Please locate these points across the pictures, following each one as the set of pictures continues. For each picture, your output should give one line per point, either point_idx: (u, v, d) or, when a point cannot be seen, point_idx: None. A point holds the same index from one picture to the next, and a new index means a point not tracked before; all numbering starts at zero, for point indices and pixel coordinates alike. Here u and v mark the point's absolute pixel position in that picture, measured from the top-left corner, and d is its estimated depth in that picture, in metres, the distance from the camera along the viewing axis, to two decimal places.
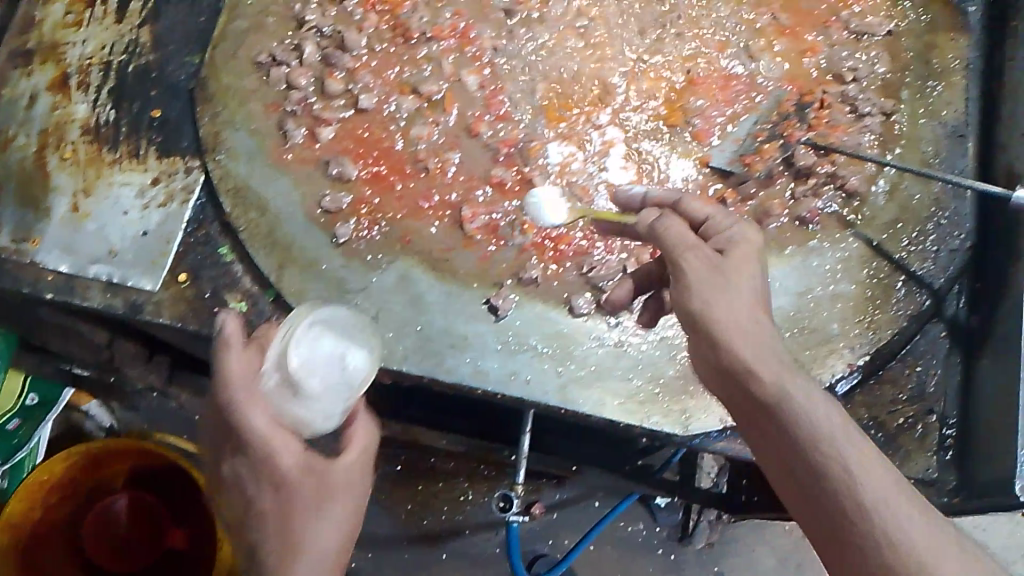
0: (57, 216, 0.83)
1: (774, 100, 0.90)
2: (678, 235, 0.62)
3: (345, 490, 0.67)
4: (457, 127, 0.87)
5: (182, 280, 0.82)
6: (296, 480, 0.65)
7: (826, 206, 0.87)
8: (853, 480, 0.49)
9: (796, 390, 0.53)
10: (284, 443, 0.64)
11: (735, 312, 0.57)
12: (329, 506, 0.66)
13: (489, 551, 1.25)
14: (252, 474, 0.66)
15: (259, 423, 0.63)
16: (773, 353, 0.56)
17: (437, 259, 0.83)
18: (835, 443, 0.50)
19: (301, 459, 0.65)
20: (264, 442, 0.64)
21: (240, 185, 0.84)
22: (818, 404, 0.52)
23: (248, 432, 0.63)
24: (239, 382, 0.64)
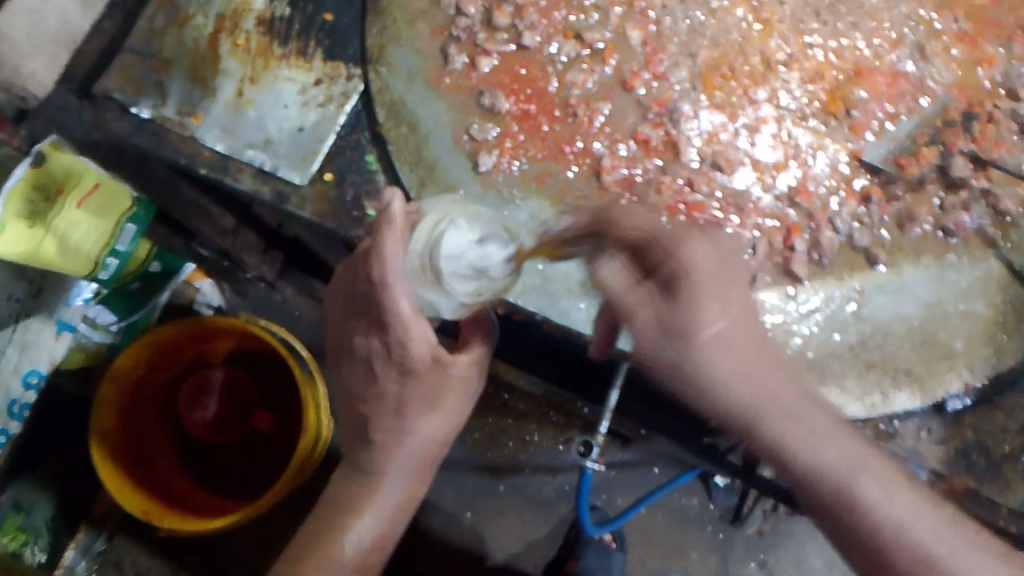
0: (222, 98, 0.87)
1: (940, 106, 0.88)
2: (624, 289, 0.63)
3: (453, 400, 0.77)
4: (612, 80, 0.88)
5: (328, 180, 0.85)
6: (419, 371, 0.72)
7: (974, 223, 0.84)
8: (881, 520, 0.59)
9: (789, 431, 0.60)
10: (420, 329, 0.68)
11: (720, 363, 0.60)
12: (438, 405, 0.77)
13: (545, 493, 1.29)
14: (384, 354, 0.73)
15: (403, 308, 0.66)
16: (769, 393, 0.60)
17: (569, 203, 0.84)
18: (854, 477, 0.60)
19: (429, 352, 0.71)
20: (401, 325, 0.68)
21: (396, 100, 0.87)
22: (807, 437, 0.60)
23: (393, 315, 0.67)
24: (396, 266, 0.64)
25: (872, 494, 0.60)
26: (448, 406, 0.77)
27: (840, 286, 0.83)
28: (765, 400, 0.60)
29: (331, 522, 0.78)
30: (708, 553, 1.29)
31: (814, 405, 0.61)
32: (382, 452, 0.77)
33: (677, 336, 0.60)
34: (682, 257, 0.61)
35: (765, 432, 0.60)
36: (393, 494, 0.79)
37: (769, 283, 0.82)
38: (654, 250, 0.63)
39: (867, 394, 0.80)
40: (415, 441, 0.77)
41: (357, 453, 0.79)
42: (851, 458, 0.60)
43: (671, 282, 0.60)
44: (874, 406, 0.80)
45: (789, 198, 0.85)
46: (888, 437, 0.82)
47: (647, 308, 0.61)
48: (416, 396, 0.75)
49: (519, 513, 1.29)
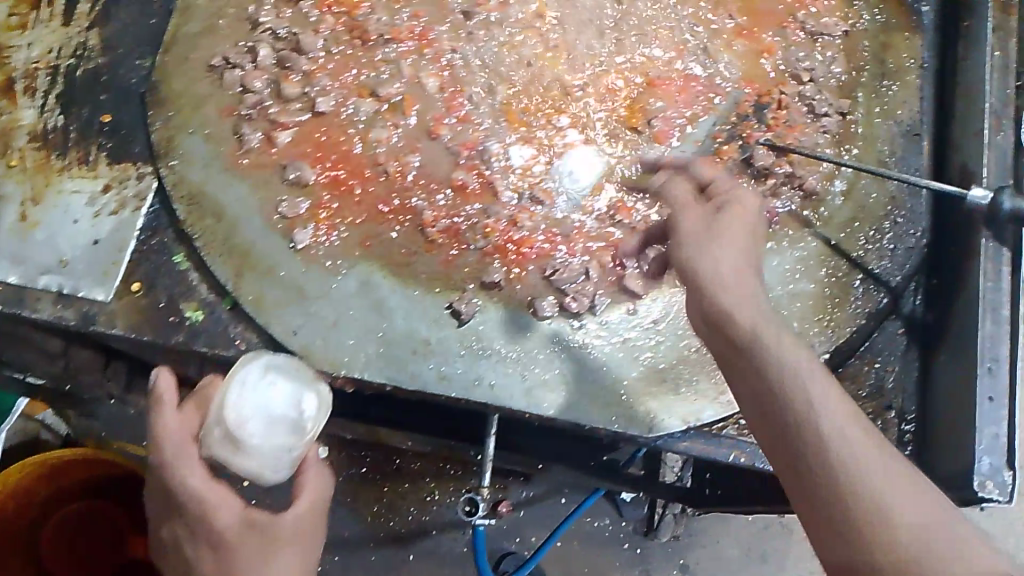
0: (4, 225, 0.81)
1: (733, 101, 0.91)
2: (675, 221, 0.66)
3: (288, 552, 0.63)
4: (417, 130, 0.86)
5: (136, 290, 0.80)
6: (235, 539, 0.62)
7: (785, 206, 0.88)
8: (874, 484, 0.49)
9: (764, 333, 0.56)
10: (218, 499, 0.63)
11: (727, 266, 0.61)
12: (271, 562, 0.62)
13: (458, 550, 1.24)
14: (192, 532, 0.64)
15: (189, 483, 0.63)
16: (753, 297, 0.60)
17: (398, 263, 0.82)
18: (817, 400, 0.53)
19: (240, 517, 0.63)
20: (197, 499, 0.63)
21: (196, 190, 0.82)
22: (786, 348, 0.56)
23: (182, 492, 0.63)
24: (169, 438, 0.65)
25: (858, 459, 0.50)
26: (286, 560, 0.63)
27: (674, 292, 0.84)
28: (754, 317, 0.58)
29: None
30: (631, 571, 1.27)
31: (795, 338, 0.57)
32: None
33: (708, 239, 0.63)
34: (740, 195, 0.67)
35: (756, 334, 0.56)
36: None
37: (607, 304, 0.83)
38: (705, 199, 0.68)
39: (719, 392, 0.80)
40: None
41: None
42: (853, 435, 0.51)
43: (727, 204, 0.66)
44: (728, 402, 0.80)
45: (610, 217, 0.85)
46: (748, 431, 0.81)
47: (694, 211, 0.66)
48: (246, 551, 0.62)
49: None
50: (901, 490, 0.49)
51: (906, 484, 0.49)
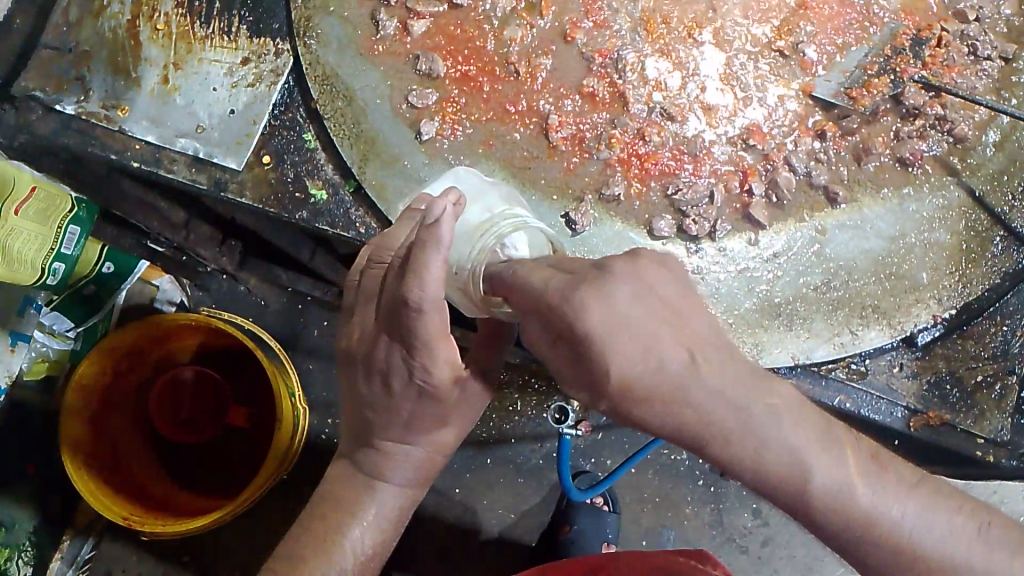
0: (147, 88, 0.83)
1: (889, 32, 0.85)
2: (543, 345, 0.48)
3: (467, 413, 0.67)
4: (552, 32, 0.84)
5: (266, 163, 0.82)
6: (445, 396, 0.63)
7: (931, 150, 0.83)
8: (891, 523, 0.45)
9: (754, 434, 0.44)
10: (446, 355, 0.60)
11: (640, 396, 0.44)
12: (448, 421, 0.67)
13: (534, 461, 1.27)
14: (404, 371, 0.62)
15: (432, 332, 0.57)
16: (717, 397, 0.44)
17: (520, 166, 0.81)
18: (812, 472, 0.45)
19: (453, 376, 0.62)
20: (427, 353, 0.59)
21: (329, 72, 0.83)
22: (788, 432, 0.45)
23: (419, 341, 0.58)
24: (435, 289, 0.54)
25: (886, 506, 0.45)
26: (462, 419, 0.67)
27: (800, 227, 0.81)
28: (689, 424, 0.45)
29: (328, 526, 0.69)
30: (702, 507, 1.28)
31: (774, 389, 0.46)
32: (389, 456, 0.68)
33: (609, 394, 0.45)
34: (583, 307, 0.44)
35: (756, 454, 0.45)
36: (393, 502, 0.70)
37: (730, 231, 0.80)
38: (558, 310, 0.45)
39: (834, 334, 0.78)
40: (418, 453, 0.68)
41: (359, 457, 0.70)
42: (864, 482, 0.45)
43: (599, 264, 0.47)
44: (843, 345, 0.78)
45: (743, 141, 0.82)
46: (858, 376, 0.80)
47: (599, 299, 0.44)
48: (431, 416, 0.65)
49: (509, 484, 1.27)
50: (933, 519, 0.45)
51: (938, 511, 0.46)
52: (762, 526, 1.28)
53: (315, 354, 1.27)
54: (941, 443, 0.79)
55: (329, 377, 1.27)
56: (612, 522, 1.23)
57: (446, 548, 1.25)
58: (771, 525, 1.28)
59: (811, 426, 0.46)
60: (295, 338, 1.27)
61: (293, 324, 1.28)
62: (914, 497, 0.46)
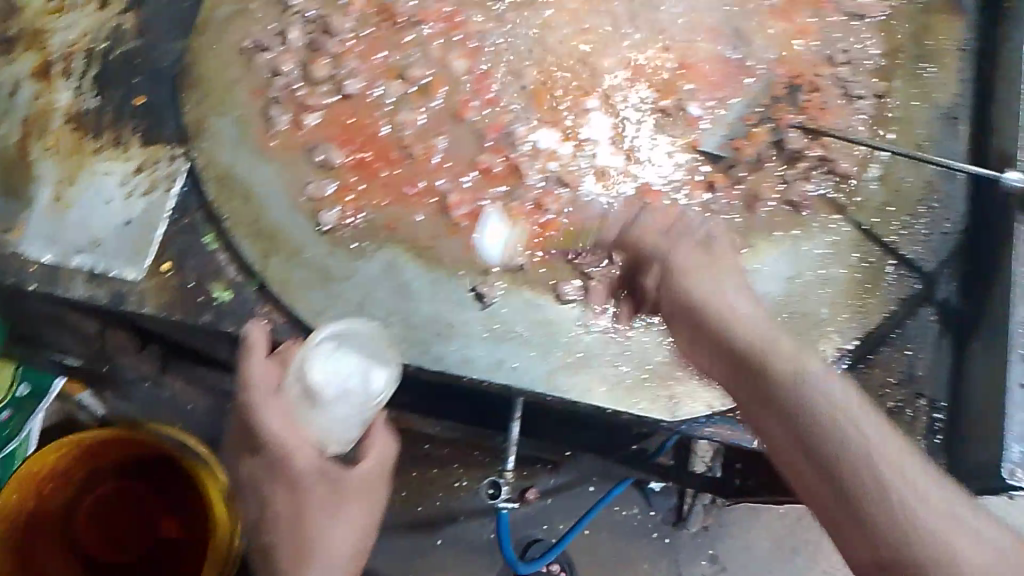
0: (40, 206, 0.82)
1: (765, 83, 0.89)
2: (684, 256, 0.66)
3: (355, 503, 0.77)
4: (444, 111, 0.86)
5: (166, 269, 0.81)
6: (309, 484, 0.75)
7: (819, 190, 0.87)
8: (843, 411, 0.48)
9: (797, 359, 0.52)
10: (298, 442, 0.73)
11: (726, 291, 0.62)
12: (342, 509, 0.76)
13: (484, 536, 1.24)
14: (272, 470, 0.77)
15: (274, 424, 0.73)
16: (773, 336, 0.56)
17: (423, 247, 0.82)
18: (829, 388, 0.49)
19: (317, 465, 0.74)
20: (280, 443, 0.73)
21: (224, 172, 0.83)
22: (818, 368, 0.51)
23: (264, 433, 0.73)
24: (256, 381, 0.73)
25: (878, 449, 0.46)
26: (351, 509, 0.77)
27: None
28: (733, 319, 0.58)
29: None
30: (658, 560, 1.27)
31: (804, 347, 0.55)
32: (298, 555, 0.76)
33: (714, 278, 0.64)
34: (720, 245, 0.69)
35: (788, 363, 0.52)
36: None
37: None
38: (693, 238, 0.71)
39: None
40: (325, 545, 0.76)
41: (269, 558, 0.79)
42: (839, 392, 0.49)
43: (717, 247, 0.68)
44: None
45: (637, 200, 0.84)
46: None
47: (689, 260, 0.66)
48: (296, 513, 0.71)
49: (462, 563, 1.24)
50: (937, 495, 0.44)
51: (941, 487, 0.45)
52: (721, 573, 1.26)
53: None
54: None
55: None
56: None
57: None
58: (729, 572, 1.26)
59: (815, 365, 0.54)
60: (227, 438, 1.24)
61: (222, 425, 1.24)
62: (905, 454, 0.46)
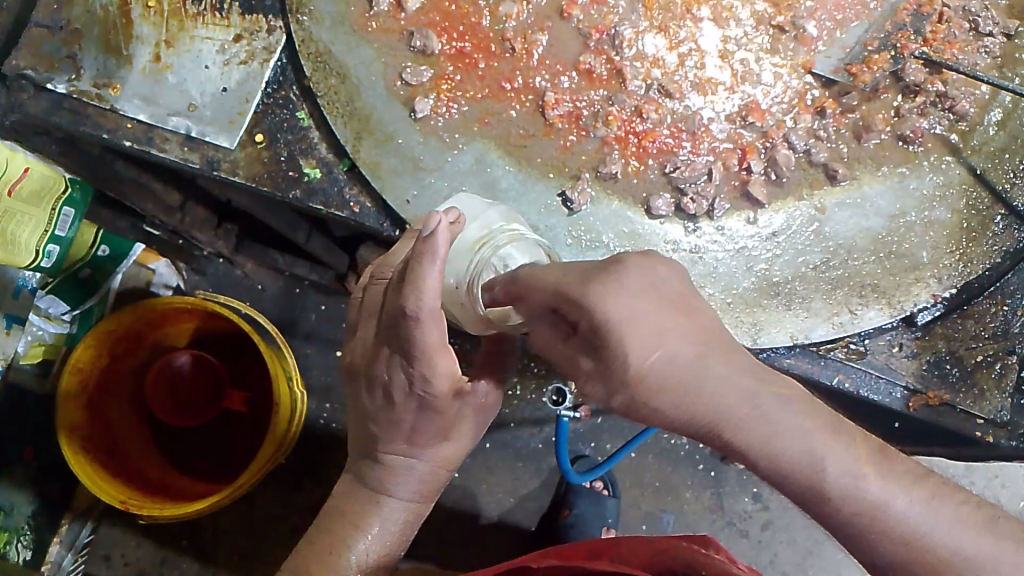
0: (139, 66, 0.82)
1: (891, 8, 0.83)
2: (556, 305, 0.52)
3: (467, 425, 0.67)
4: (548, 8, 0.83)
5: (259, 141, 0.81)
6: (445, 407, 0.62)
7: (932, 127, 0.82)
8: (855, 498, 0.49)
9: (765, 436, 0.49)
10: (450, 366, 0.59)
11: (640, 368, 0.50)
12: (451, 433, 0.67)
13: (533, 446, 1.27)
14: (404, 385, 0.62)
15: (432, 342, 0.56)
16: (746, 399, 0.50)
17: (514, 145, 0.80)
18: (823, 466, 0.49)
19: (455, 387, 0.62)
20: (429, 365, 0.58)
21: (322, 50, 0.82)
22: (804, 442, 0.49)
23: (421, 352, 0.56)
24: (431, 298, 0.52)
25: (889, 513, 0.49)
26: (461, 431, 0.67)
27: (800, 205, 0.80)
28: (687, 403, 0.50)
29: (335, 538, 0.70)
30: (702, 491, 1.27)
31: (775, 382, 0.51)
32: (392, 469, 0.68)
33: (641, 338, 0.49)
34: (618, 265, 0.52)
35: (772, 457, 0.49)
36: (398, 512, 0.71)
37: (729, 209, 0.79)
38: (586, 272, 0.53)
39: (834, 313, 0.77)
40: (420, 467, 0.69)
41: (362, 469, 0.70)
42: (867, 478, 0.49)
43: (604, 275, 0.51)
44: (842, 324, 0.77)
45: (742, 117, 0.81)
46: (858, 356, 0.78)
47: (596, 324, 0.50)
48: (429, 428, 0.65)
49: (509, 469, 1.26)
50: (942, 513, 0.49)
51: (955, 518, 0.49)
52: (762, 510, 1.27)
53: (312, 338, 1.27)
54: (942, 423, 0.78)
55: (327, 360, 1.27)
56: (612, 506, 1.23)
57: (444, 536, 1.24)
58: (771, 509, 1.27)
59: (810, 408, 0.50)
60: (293, 322, 1.27)
61: (290, 308, 1.27)
62: (901, 489, 0.49)
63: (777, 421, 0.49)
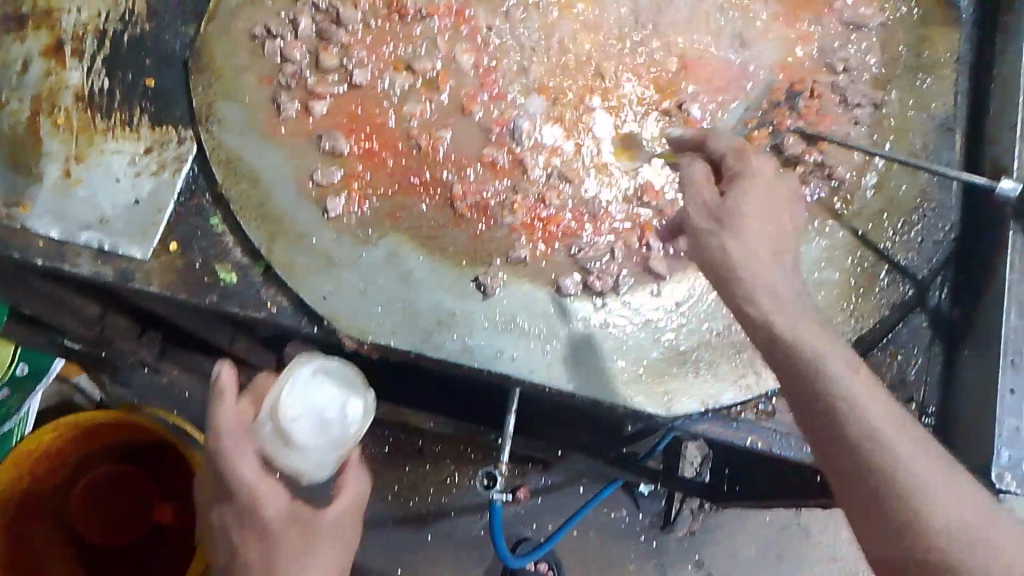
0: (48, 182, 0.83)
1: (765, 87, 0.91)
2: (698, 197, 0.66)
3: (328, 544, 0.66)
4: (450, 106, 0.87)
5: (174, 250, 0.82)
6: (280, 530, 0.64)
7: (814, 195, 0.88)
8: (885, 441, 0.53)
9: (823, 356, 0.56)
10: (270, 492, 0.64)
11: (758, 245, 0.62)
12: (312, 552, 0.65)
13: (473, 533, 1.25)
14: (236, 521, 0.66)
15: (246, 474, 0.64)
16: (810, 320, 0.59)
17: (426, 236, 0.84)
18: (859, 401, 0.54)
19: (286, 509, 0.65)
20: (251, 493, 0.64)
21: (233, 155, 0.84)
22: (850, 376, 0.55)
23: (236, 484, 0.64)
24: (228, 431, 0.66)
25: (903, 466, 0.52)
26: (324, 550, 0.65)
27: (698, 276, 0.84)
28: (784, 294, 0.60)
29: None
30: (644, 563, 1.27)
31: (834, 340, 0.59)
32: None
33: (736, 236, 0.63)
34: (748, 160, 0.69)
35: (821, 366, 0.56)
36: None
37: (633, 283, 0.84)
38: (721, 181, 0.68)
39: (739, 376, 0.79)
40: None
41: None
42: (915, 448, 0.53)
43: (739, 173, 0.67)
44: (749, 385, 0.79)
45: (638, 198, 0.86)
46: (767, 416, 0.82)
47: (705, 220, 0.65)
48: (285, 549, 0.64)
49: (451, 559, 1.24)
50: (953, 486, 0.51)
51: (962, 492, 0.51)
52: None
53: None
54: None
55: None
56: None
57: None
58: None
59: (852, 361, 0.57)
60: None
61: None
62: (921, 455, 0.53)
63: (828, 353, 0.57)
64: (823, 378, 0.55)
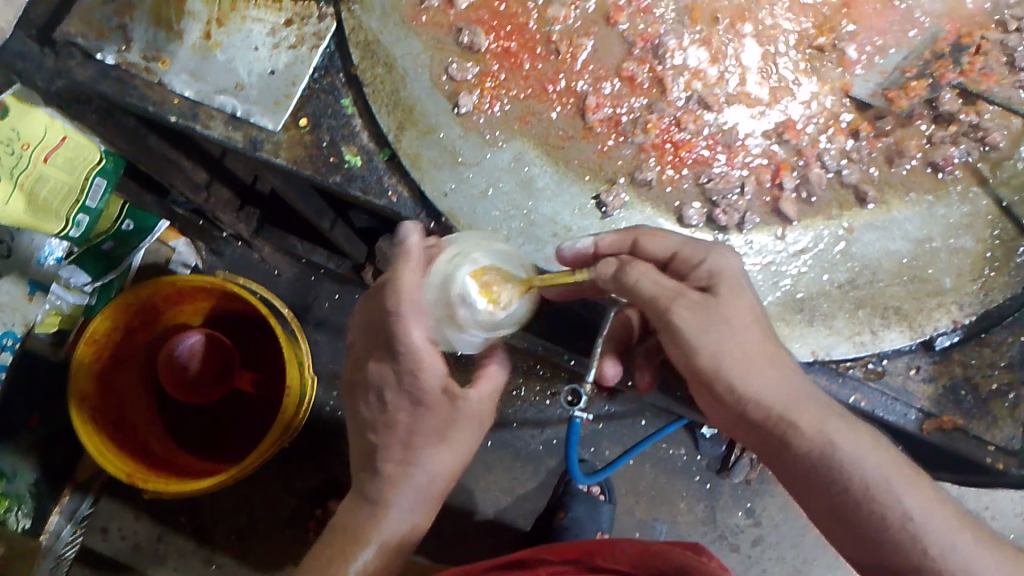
0: (189, 42, 0.82)
1: (930, 36, 0.87)
2: (656, 283, 0.62)
3: (465, 430, 0.70)
4: (596, 14, 0.85)
5: (303, 125, 0.82)
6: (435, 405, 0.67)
7: (963, 156, 0.84)
8: (855, 472, 0.60)
9: (824, 429, 0.60)
10: (433, 361, 0.66)
11: (733, 326, 0.62)
12: (448, 437, 0.70)
13: (533, 447, 1.27)
14: (396, 387, 0.68)
15: (416, 339, 0.65)
16: (799, 391, 0.62)
17: (554, 145, 0.82)
18: (846, 454, 0.60)
19: (442, 384, 0.67)
20: (415, 359, 0.65)
21: (371, 38, 0.83)
22: (846, 441, 0.60)
23: (405, 347, 0.65)
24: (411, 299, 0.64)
25: (871, 480, 0.59)
26: (459, 438, 0.70)
27: (827, 224, 0.82)
28: (747, 381, 0.61)
29: (332, 555, 0.70)
30: (696, 503, 1.28)
31: (829, 408, 0.62)
32: (392, 480, 0.70)
33: (719, 318, 0.61)
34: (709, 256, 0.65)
35: (809, 437, 0.60)
36: (396, 525, 0.71)
37: (759, 223, 0.81)
38: (690, 256, 0.66)
39: (855, 332, 0.79)
40: (423, 474, 0.70)
41: (364, 485, 0.72)
42: (907, 491, 0.60)
43: (713, 279, 0.64)
44: (862, 343, 0.79)
45: (777, 134, 0.83)
46: (875, 376, 0.81)
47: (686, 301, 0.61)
48: (428, 428, 0.69)
49: (507, 468, 1.27)
50: (940, 520, 0.60)
51: (952, 527, 0.60)
52: (754, 526, 1.27)
53: (323, 326, 1.26)
54: (953, 446, 0.78)
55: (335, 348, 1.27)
56: (607, 511, 1.21)
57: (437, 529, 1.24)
58: (762, 526, 1.27)
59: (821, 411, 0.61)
60: (306, 307, 1.27)
61: (304, 294, 1.27)
62: (916, 495, 0.60)
63: (822, 422, 0.61)
64: (826, 451, 0.60)
